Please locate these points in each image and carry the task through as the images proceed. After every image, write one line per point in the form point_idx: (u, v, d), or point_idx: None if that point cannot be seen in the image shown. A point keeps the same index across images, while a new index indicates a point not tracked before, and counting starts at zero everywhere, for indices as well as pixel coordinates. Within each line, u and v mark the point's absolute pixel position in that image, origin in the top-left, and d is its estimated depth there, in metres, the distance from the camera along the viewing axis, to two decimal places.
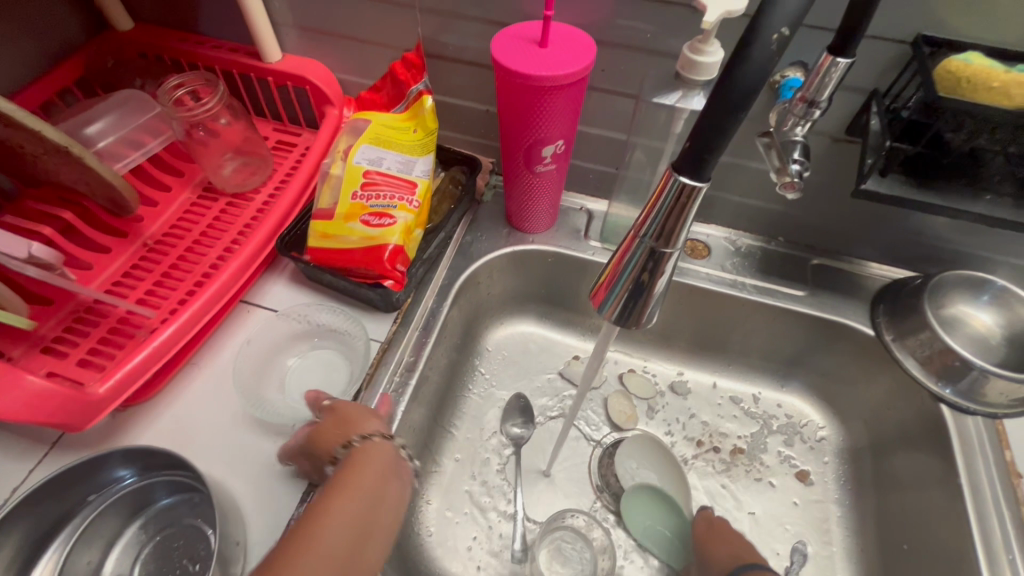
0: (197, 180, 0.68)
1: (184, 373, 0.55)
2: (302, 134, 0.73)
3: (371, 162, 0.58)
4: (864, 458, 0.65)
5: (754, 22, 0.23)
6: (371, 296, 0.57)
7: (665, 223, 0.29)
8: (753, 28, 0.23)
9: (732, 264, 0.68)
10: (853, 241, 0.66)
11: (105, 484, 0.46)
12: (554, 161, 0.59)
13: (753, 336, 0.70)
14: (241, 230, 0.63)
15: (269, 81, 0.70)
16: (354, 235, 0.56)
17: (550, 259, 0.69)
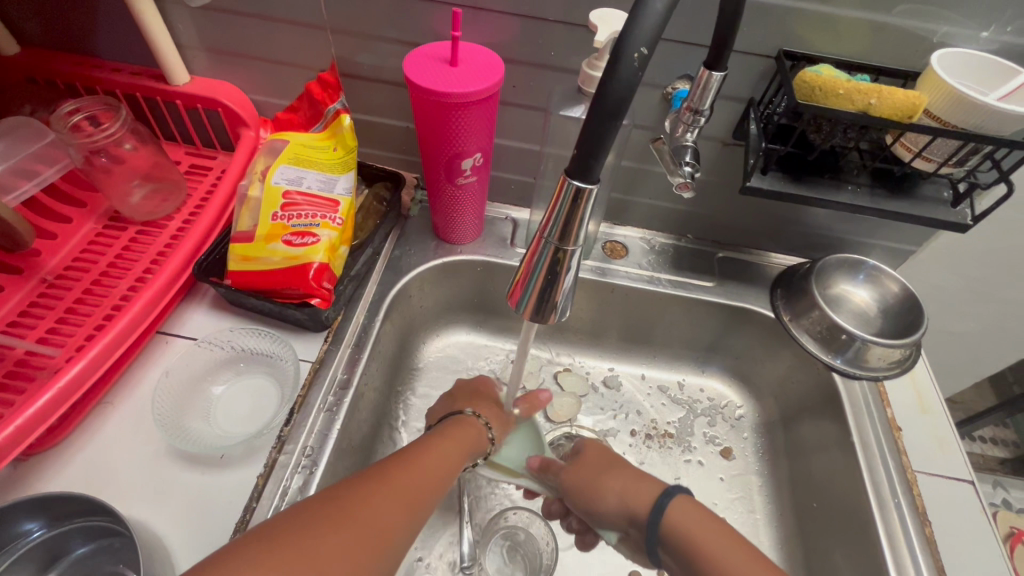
0: (102, 210, 0.64)
1: (96, 412, 0.51)
2: (217, 157, 0.71)
3: (291, 182, 0.58)
4: (776, 430, 0.72)
5: (619, 43, 0.26)
6: (299, 316, 0.57)
7: (564, 223, 0.32)
8: (619, 48, 0.26)
9: (649, 261, 0.73)
10: (751, 234, 0.73)
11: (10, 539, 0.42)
12: (474, 173, 0.61)
13: (673, 327, 0.75)
14: (155, 258, 0.60)
15: (177, 104, 0.68)
16: (276, 256, 0.55)
17: (479, 268, 0.71)
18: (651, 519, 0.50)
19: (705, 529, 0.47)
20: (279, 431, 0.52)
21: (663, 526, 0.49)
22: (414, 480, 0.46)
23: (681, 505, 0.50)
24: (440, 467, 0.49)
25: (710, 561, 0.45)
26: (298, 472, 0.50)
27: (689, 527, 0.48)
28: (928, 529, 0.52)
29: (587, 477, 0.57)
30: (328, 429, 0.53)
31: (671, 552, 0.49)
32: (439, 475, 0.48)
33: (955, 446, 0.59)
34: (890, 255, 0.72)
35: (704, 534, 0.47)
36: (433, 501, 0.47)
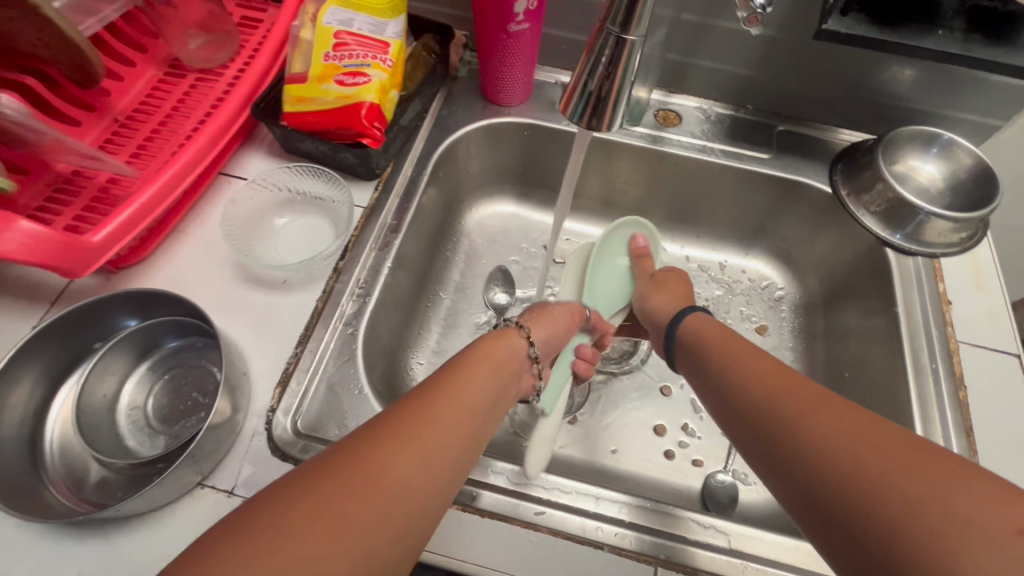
0: (162, 57, 0.66)
1: (173, 236, 0.56)
2: (267, 10, 0.70)
3: (342, 23, 0.57)
4: (817, 310, 0.71)
5: None
6: (351, 160, 0.58)
7: (629, 5, 0.33)
8: None
9: (702, 131, 0.70)
10: (818, 104, 0.68)
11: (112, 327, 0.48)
12: (527, 19, 0.59)
13: (721, 204, 0.73)
14: (214, 103, 0.62)
15: None
16: (329, 96, 0.55)
17: (526, 132, 0.70)
18: (670, 327, 0.56)
19: (714, 335, 0.51)
20: (335, 263, 0.55)
21: (681, 335, 0.54)
22: (436, 431, 0.37)
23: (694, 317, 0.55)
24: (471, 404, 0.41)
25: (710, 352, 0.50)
26: (353, 300, 0.55)
27: (701, 328, 0.53)
28: (962, 393, 0.53)
29: (652, 284, 0.63)
30: (378, 266, 0.57)
31: (682, 350, 0.54)
32: (472, 414, 0.40)
33: (1006, 322, 0.57)
34: (974, 132, 0.66)
35: (708, 333, 0.52)
36: (459, 464, 0.37)
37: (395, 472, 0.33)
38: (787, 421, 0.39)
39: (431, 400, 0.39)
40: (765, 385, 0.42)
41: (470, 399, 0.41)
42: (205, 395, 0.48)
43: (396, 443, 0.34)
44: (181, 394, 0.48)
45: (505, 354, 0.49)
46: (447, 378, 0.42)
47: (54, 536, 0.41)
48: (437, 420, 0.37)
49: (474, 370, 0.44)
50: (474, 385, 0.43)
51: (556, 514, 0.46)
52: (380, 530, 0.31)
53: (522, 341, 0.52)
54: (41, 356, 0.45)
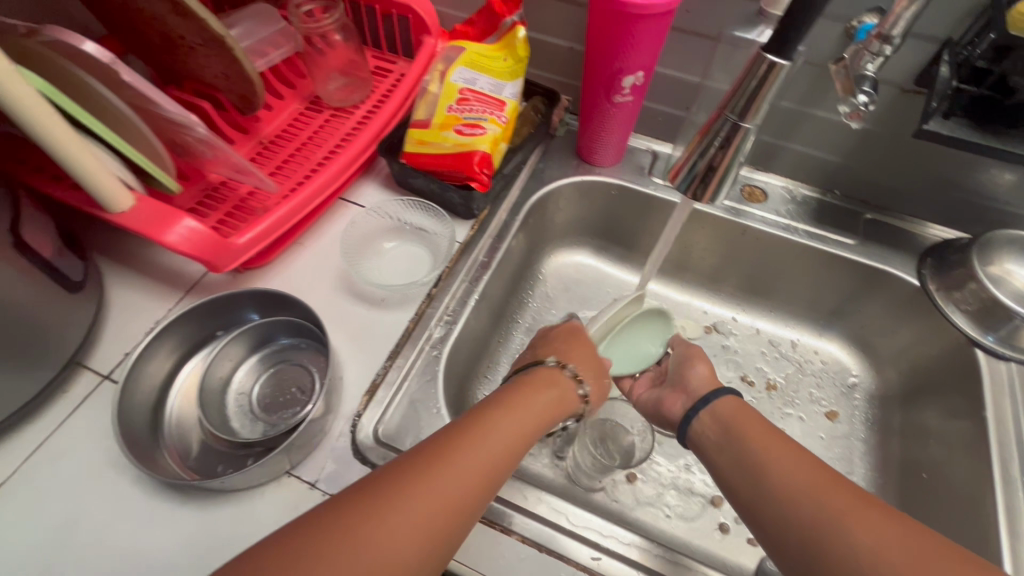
0: (305, 94, 0.77)
1: (294, 247, 0.63)
2: (398, 62, 0.80)
3: (467, 81, 0.66)
4: (894, 403, 0.69)
5: None
6: (455, 200, 0.64)
7: (750, 100, 0.36)
8: None
9: (787, 211, 0.72)
10: (907, 197, 0.69)
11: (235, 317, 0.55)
12: (632, 93, 0.64)
13: (799, 282, 0.74)
14: (343, 138, 0.71)
15: (375, 9, 0.76)
16: (448, 142, 0.62)
17: (614, 192, 0.75)
18: (705, 396, 0.52)
19: (748, 415, 0.49)
20: (429, 290, 0.60)
21: (712, 409, 0.50)
22: (464, 473, 0.39)
23: (725, 402, 0.51)
24: (515, 440, 0.45)
25: (745, 434, 0.47)
26: (440, 325, 0.59)
27: (733, 408, 0.50)
28: None
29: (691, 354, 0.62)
30: (467, 297, 0.62)
31: (712, 425, 0.50)
32: (514, 450, 0.44)
33: None
34: None
35: (740, 417, 0.49)
36: (485, 497, 0.40)
37: (450, 499, 0.38)
38: (827, 501, 0.40)
39: (479, 434, 0.43)
40: (799, 462, 0.43)
41: (495, 455, 0.42)
42: (304, 391, 0.53)
43: (427, 486, 0.38)
44: (281, 387, 0.53)
45: (545, 407, 0.49)
46: (499, 414, 0.45)
47: (161, 497, 0.46)
48: (484, 452, 0.42)
49: (504, 422, 0.45)
50: (517, 426, 0.46)
51: (613, 563, 0.46)
52: (434, 549, 0.36)
53: (574, 396, 0.53)
54: (175, 336, 0.51)
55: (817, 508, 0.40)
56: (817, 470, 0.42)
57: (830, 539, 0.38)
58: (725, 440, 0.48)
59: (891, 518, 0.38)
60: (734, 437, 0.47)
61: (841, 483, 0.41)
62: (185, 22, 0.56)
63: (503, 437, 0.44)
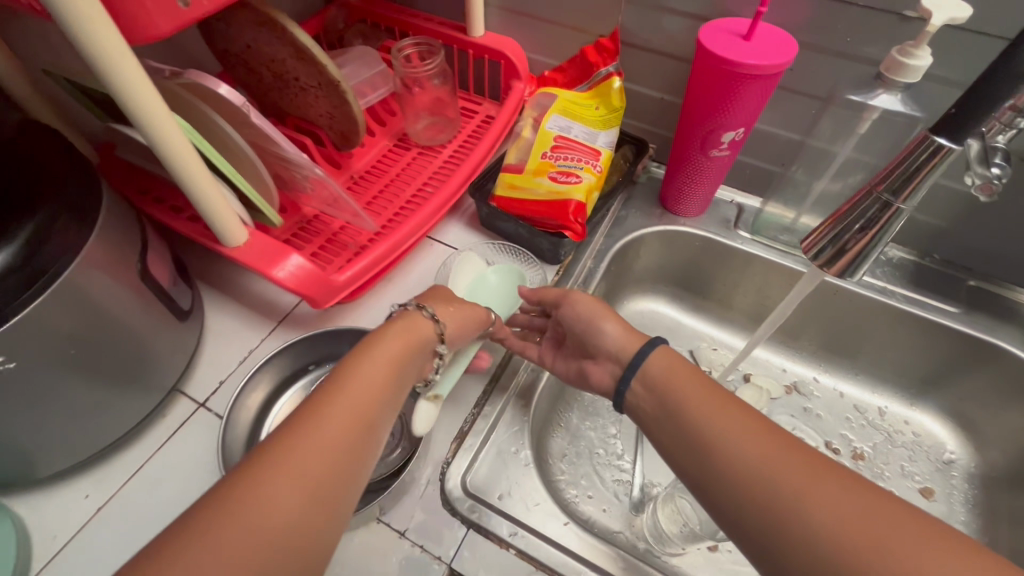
0: (394, 131, 0.79)
1: (383, 283, 0.64)
2: (484, 104, 0.82)
3: (561, 129, 0.66)
4: (999, 486, 0.64)
5: None
6: (543, 246, 0.64)
7: (907, 179, 0.42)
8: None
9: (881, 272, 0.69)
10: (1016, 266, 0.65)
11: (327, 353, 0.56)
12: (729, 148, 0.64)
13: (892, 347, 0.70)
14: (432, 176, 0.73)
15: (468, 54, 0.78)
16: (541, 189, 0.63)
17: (697, 243, 0.74)
18: (632, 362, 0.50)
19: (686, 376, 0.46)
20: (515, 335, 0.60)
21: (645, 373, 0.49)
22: (339, 416, 0.38)
23: (660, 355, 0.49)
24: (397, 365, 0.44)
25: (685, 400, 0.44)
26: (526, 373, 0.59)
27: (669, 369, 0.48)
28: None
29: (586, 308, 0.55)
30: None
31: (650, 391, 0.48)
32: (399, 368, 0.44)
33: None
34: None
35: (678, 379, 0.46)
36: (372, 429, 0.39)
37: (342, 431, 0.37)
38: (781, 474, 0.37)
39: (358, 371, 0.41)
40: (744, 424, 0.41)
41: (369, 389, 0.41)
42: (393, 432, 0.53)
43: (307, 434, 0.36)
44: None
45: (411, 346, 0.46)
46: (367, 348, 0.44)
47: None
48: (370, 375, 0.42)
49: (377, 355, 0.43)
50: (395, 358, 0.44)
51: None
52: (342, 478, 0.36)
53: (427, 323, 0.48)
54: None
55: (754, 464, 0.38)
56: (766, 433, 0.39)
57: (766, 494, 0.36)
58: (662, 411, 0.46)
59: (820, 458, 0.37)
60: (670, 404, 0.46)
61: (776, 435, 0.40)
62: (306, 66, 0.58)
63: (375, 369, 0.42)
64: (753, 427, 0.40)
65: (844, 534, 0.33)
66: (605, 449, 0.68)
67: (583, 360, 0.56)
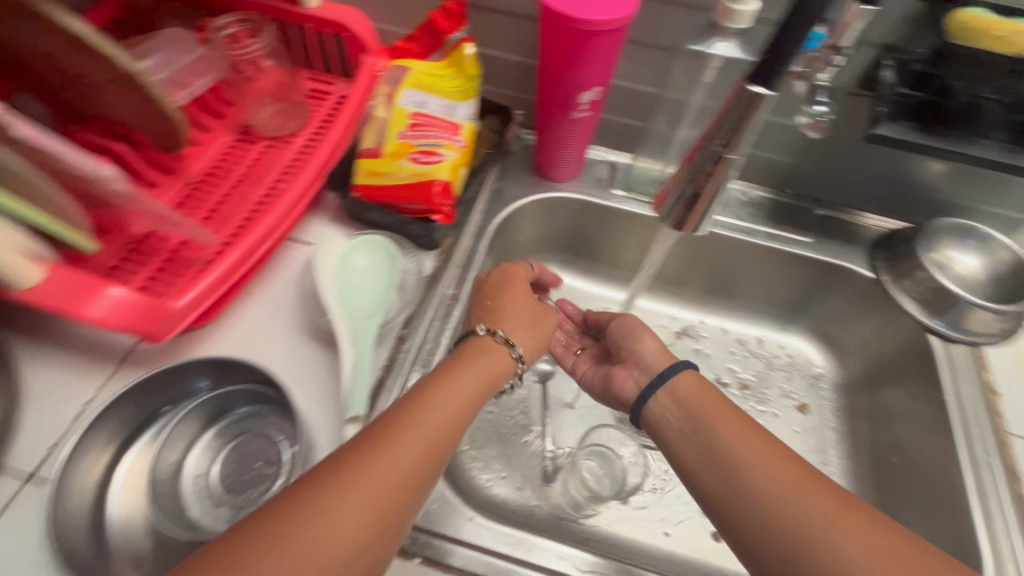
0: (235, 123, 0.69)
1: (242, 299, 0.57)
2: (336, 83, 0.74)
3: (417, 105, 0.62)
4: (858, 390, 0.72)
5: None
6: (416, 232, 0.60)
7: (732, 132, 0.42)
8: None
9: (744, 213, 0.73)
10: (854, 192, 0.71)
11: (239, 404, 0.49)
12: (590, 108, 0.63)
13: (762, 280, 0.75)
14: (284, 171, 0.65)
15: (306, 27, 0.70)
16: (403, 172, 0.58)
17: (577, 207, 0.73)
18: (661, 373, 0.52)
19: (716, 404, 0.47)
20: (399, 332, 0.56)
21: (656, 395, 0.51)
22: (403, 452, 0.38)
23: (684, 379, 0.50)
24: (468, 402, 0.44)
25: (716, 429, 0.45)
26: (415, 371, 0.55)
27: (695, 395, 0.49)
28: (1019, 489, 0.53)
29: None
30: (439, 337, 0.58)
31: (677, 415, 0.49)
32: (478, 400, 0.45)
33: None
34: (1004, 226, 0.70)
35: (703, 403, 0.48)
36: (438, 465, 0.40)
37: (399, 472, 0.37)
38: (811, 509, 0.39)
39: (438, 403, 0.42)
40: (770, 453, 0.43)
41: (440, 422, 0.41)
42: (274, 464, 0.47)
43: (365, 473, 0.36)
44: (246, 463, 0.48)
45: (486, 374, 0.47)
46: (430, 385, 0.44)
47: None
48: (445, 412, 0.42)
49: (449, 391, 0.44)
50: (468, 390, 0.45)
51: None
52: (393, 512, 0.36)
53: (500, 352, 0.50)
54: (112, 421, 0.45)
55: (768, 478, 0.41)
56: (792, 466, 0.42)
57: (789, 523, 0.39)
58: (687, 426, 0.47)
59: (830, 489, 0.40)
60: (696, 419, 0.47)
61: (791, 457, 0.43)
62: (87, 59, 0.48)
63: (449, 401, 0.43)
64: (783, 462, 0.42)
65: (833, 540, 0.37)
66: (513, 424, 0.68)
67: (610, 367, 0.59)
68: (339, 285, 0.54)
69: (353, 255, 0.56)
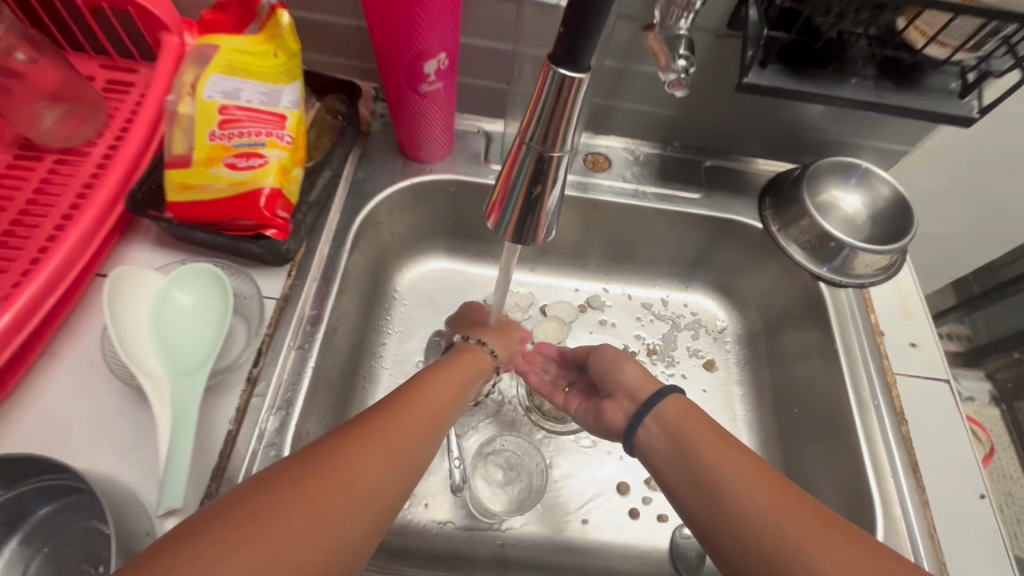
0: (8, 137, 0.55)
1: (41, 363, 0.47)
2: (139, 71, 0.60)
3: (227, 95, 0.50)
4: (759, 339, 0.72)
5: None
6: (254, 251, 0.51)
7: (549, 122, 0.28)
8: None
9: (632, 174, 0.68)
10: (739, 139, 0.68)
11: (83, 505, 0.41)
12: (439, 79, 0.54)
13: (659, 242, 0.72)
14: (80, 193, 0.53)
15: (78, 5, 0.56)
16: (219, 182, 0.48)
17: (452, 188, 0.65)
18: (649, 402, 0.51)
19: (699, 428, 0.46)
20: (249, 372, 0.48)
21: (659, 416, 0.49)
22: (408, 425, 0.40)
23: (670, 405, 0.50)
24: (459, 389, 0.49)
25: (699, 453, 0.45)
26: (273, 414, 0.48)
27: (682, 419, 0.48)
28: (904, 428, 0.54)
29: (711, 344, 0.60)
30: (300, 368, 0.51)
31: (662, 435, 0.48)
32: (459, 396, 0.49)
33: (933, 347, 0.59)
34: (883, 157, 0.69)
35: (689, 426, 0.47)
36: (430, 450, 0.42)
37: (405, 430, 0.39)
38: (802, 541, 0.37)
39: (423, 385, 0.46)
40: (755, 477, 0.41)
41: (439, 407, 0.44)
42: (99, 565, 0.40)
43: (379, 437, 0.38)
44: (66, 568, 0.40)
45: (467, 376, 0.52)
46: (427, 377, 0.47)
47: None
48: (439, 398, 0.45)
49: (445, 385, 0.47)
50: (449, 380, 0.48)
51: None
52: (402, 465, 0.38)
53: (486, 356, 0.57)
54: None
55: (758, 505, 0.40)
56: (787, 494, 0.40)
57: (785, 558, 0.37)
58: (672, 451, 0.47)
59: (840, 531, 0.37)
60: (684, 444, 0.46)
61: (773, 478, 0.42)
62: None
63: (439, 390, 0.46)
64: (770, 483, 0.41)
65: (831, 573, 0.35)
66: None
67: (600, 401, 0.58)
68: (159, 338, 0.44)
69: (172, 295, 0.46)
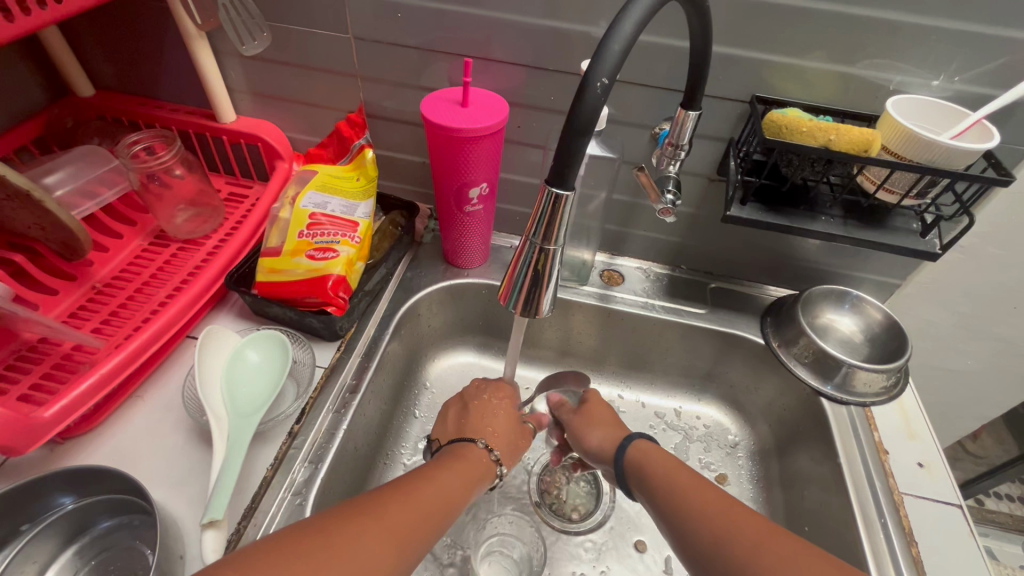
0: (149, 229, 0.72)
1: (129, 403, 0.57)
2: (253, 187, 0.79)
3: (317, 206, 0.65)
4: (771, 456, 0.73)
5: (617, 17, 0.33)
6: (315, 324, 0.62)
7: (545, 226, 0.37)
8: (614, 23, 0.33)
9: (643, 289, 0.77)
10: (742, 266, 0.77)
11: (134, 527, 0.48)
12: (481, 202, 0.68)
13: (670, 353, 0.78)
14: (190, 272, 0.66)
15: (223, 139, 0.76)
16: (299, 268, 0.61)
17: (484, 291, 0.76)
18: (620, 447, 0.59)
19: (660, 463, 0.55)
20: (291, 426, 0.56)
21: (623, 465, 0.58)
22: (411, 512, 0.46)
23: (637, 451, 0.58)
24: (463, 483, 0.54)
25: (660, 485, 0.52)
26: (305, 467, 0.54)
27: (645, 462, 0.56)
28: (914, 549, 0.53)
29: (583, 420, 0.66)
30: (335, 429, 0.58)
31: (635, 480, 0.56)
32: (466, 493, 0.54)
33: (942, 471, 0.60)
34: (879, 289, 0.75)
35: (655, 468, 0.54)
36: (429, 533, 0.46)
37: (407, 524, 0.44)
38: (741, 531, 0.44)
39: (431, 473, 0.53)
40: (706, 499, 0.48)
41: (442, 498, 0.50)
42: None
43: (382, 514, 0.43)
44: None
45: (473, 471, 0.56)
46: (432, 471, 0.53)
47: None
48: (447, 488, 0.52)
49: (459, 478, 0.54)
50: (461, 464, 0.56)
51: None
52: (398, 561, 0.42)
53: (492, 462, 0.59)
54: None
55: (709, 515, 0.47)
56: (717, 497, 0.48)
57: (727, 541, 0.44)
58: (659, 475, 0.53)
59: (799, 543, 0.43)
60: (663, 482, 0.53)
61: (741, 507, 0.47)
62: None
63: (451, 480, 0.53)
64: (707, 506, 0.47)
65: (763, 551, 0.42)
66: None
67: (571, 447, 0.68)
68: (227, 380, 0.56)
69: (245, 352, 0.59)
